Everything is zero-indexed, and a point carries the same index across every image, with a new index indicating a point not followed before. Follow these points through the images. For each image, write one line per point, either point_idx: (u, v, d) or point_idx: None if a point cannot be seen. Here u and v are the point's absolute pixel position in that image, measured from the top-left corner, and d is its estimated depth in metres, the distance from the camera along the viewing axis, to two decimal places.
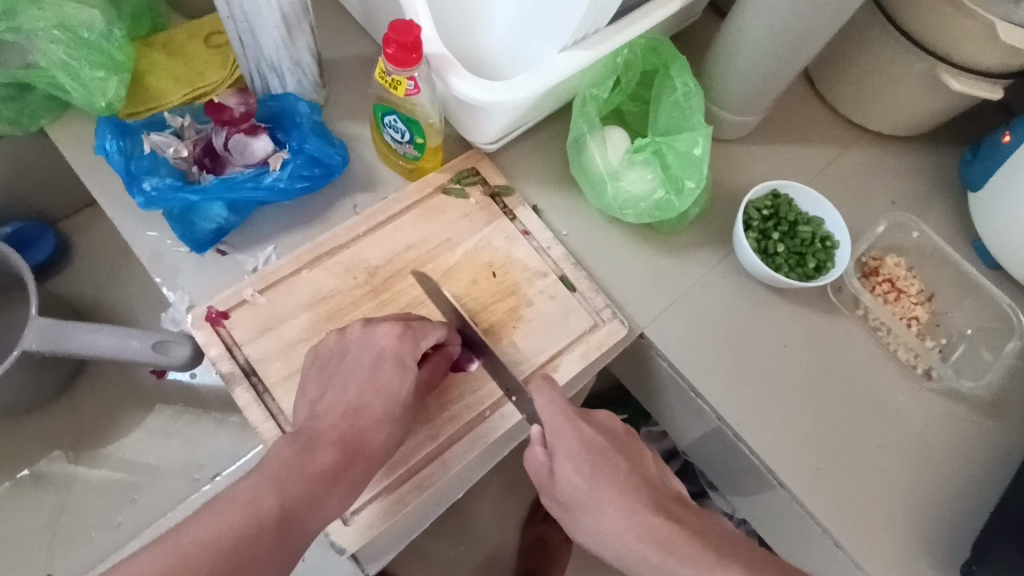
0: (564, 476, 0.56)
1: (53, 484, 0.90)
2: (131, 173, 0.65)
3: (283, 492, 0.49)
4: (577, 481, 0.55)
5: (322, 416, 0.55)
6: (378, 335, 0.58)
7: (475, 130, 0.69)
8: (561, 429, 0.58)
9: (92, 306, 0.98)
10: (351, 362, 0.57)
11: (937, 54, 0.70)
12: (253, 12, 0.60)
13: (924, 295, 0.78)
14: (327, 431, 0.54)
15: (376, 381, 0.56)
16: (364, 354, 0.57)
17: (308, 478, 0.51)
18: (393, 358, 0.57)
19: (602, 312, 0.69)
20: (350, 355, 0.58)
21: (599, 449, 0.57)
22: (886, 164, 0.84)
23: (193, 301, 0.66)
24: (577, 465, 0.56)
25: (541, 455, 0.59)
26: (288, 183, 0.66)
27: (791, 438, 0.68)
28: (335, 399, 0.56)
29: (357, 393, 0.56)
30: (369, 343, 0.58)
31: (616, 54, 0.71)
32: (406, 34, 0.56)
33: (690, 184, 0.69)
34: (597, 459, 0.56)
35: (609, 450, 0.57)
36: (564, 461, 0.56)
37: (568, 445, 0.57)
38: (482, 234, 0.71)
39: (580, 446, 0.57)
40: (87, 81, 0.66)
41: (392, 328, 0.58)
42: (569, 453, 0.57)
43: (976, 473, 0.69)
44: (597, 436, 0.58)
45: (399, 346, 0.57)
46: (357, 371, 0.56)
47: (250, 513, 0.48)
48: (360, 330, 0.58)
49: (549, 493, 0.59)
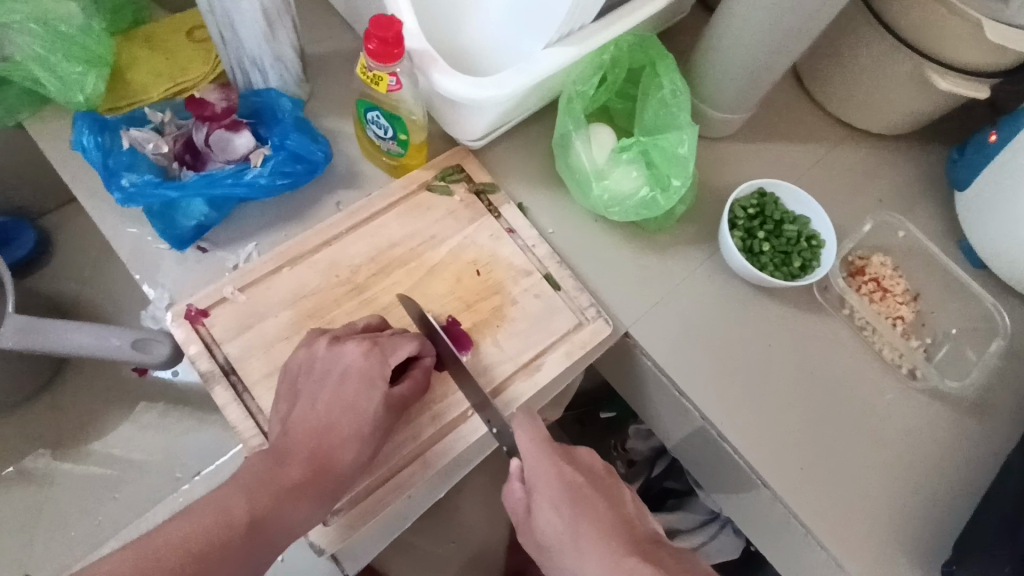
0: (543, 517, 0.55)
1: (34, 482, 0.89)
2: (110, 169, 0.64)
3: (253, 500, 0.50)
4: (557, 525, 0.54)
5: (297, 422, 0.55)
6: (345, 352, 0.56)
7: (459, 127, 0.68)
8: (542, 467, 0.57)
9: (74, 303, 0.97)
10: (317, 378, 0.56)
11: (924, 54, 0.70)
12: (233, 6, 0.59)
13: (910, 294, 0.77)
14: (301, 443, 0.54)
15: (343, 397, 0.55)
16: (331, 369, 0.56)
17: (276, 489, 0.51)
18: (359, 378, 0.55)
19: (586, 310, 0.69)
20: (316, 371, 0.56)
21: (580, 490, 0.56)
22: (873, 162, 0.84)
23: (173, 298, 0.65)
24: (556, 504, 0.55)
25: (520, 491, 0.59)
26: (269, 180, 0.65)
27: (774, 438, 0.68)
28: (305, 411, 0.55)
29: (327, 408, 0.55)
30: (336, 359, 0.56)
31: (602, 52, 0.70)
32: (387, 29, 0.55)
33: (676, 182, 0.69)
34: (576, 496, 0.55)
35: (590, 491, 0.57)
36: (543, 500, 0.56)
37: (550, 483, 0.56)
38: (467, 232, 0.70)
39: (559, 486, 0.56)
40: (65, 76, 0.65)
41: (358, 347, 0.56)
42: (548, 493, 0.56)
43: (959, 473, 0.69)
44: (577, 475, 0.57)
45: (366, 365, 0.56)
46: (325, 388, 0.55)
47: (219, 518, 0.49)
48: (326, 347, 0.57)
49: (528, 533, 0.58)
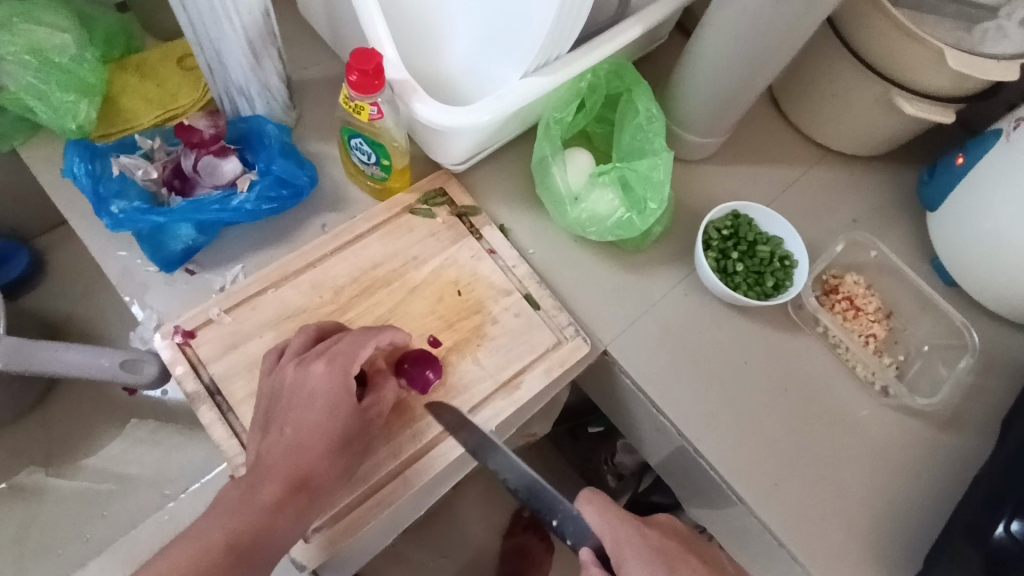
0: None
1: (25, 498, 0.90)
2: (99, 195, 0.66)
3: (229, 527, 0.53)
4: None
5: (268, 447, 0.56)
6: (309, 373, 0.57)
7: (440, 152, 0.70)
8: (627, 534, 0.55)
9: (66, 322, 0.99)
10: (286, 405, 0.57)
11: (891, 79, 0.73)
12: (220, 38, 0.62)
13: (882, 312, 0.79)
14: (274, 464, 0.55)
15: (309, 420, 0.56)
16: (297, 391, 0.57)
17: (249, 513, 0.53)
18: (325, 397, 0.57)
19: (565, 329, 0.70)
20: (286, 396, 0.58)
21: (672, 552, 0.55)
22: (847, 182, 0.86)
23: (160, 319, 0.67)
24: (655, 568, 0.52)
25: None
26: (256, 205, 0.67)
27: (748, 454, 0.70)
28: (275, 438, 0.57)
29: (296, 432, 0.56)
30: (300, 382, 0.57)
31: (580, 79, 0.72)
32: (367, 62, 0.58)
33: (652, 205, 0.71)
34: (673, 560, 0.54)
35: (683, 554, 0.55)
36: (637, 566, 0.53)
37: (638, 547, 0.54)
38: (449, 252, 0.72)
39: (651, 549, 0.54)
40: (58, 104, 0.67)
41: (320, 366, 0.57)
42: (639, 558, 0.53)
43: (930, 487, 0.71)
44: (666, 539, 0.56)
45: (330, 383, 0.57)
46: (293, 413, 0.57)
47: (199, 548, 0.51)
48: (293, 370, 0.58)
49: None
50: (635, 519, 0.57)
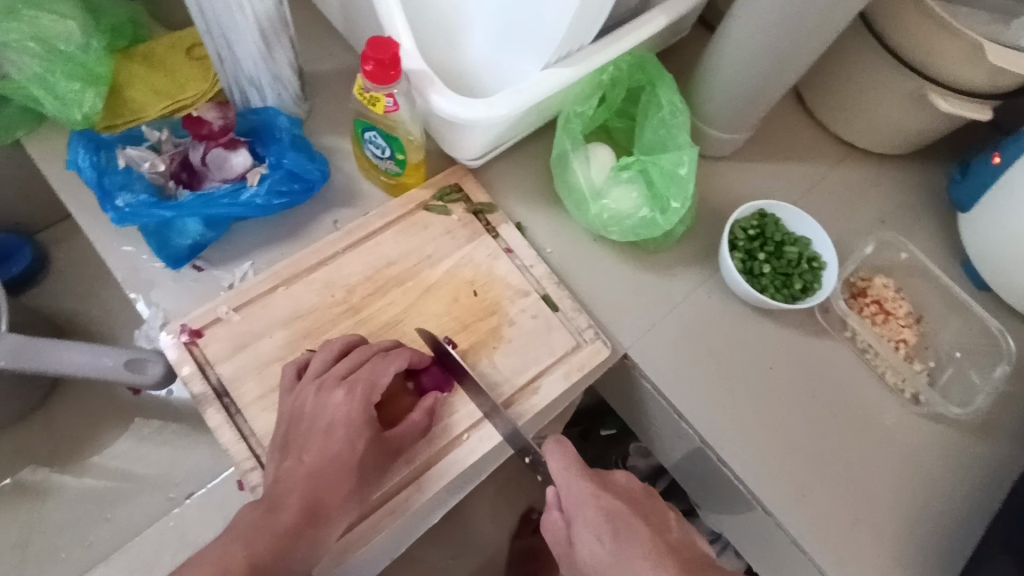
0: (584, 546, 0.56)
1: (29, 497, 0.88)
2: (105, 188, 0.63)
3: (250, 547, 0.51)
4: (601, 555, 0.54)
5: (287, 471, 0.55)
6: (329, 402, 0.56)
7: (457, 147, 0.68)
8: (583, 497, 0.57)
9: (71, 319, 0.97)
10: (305, 431, 0.56)
11: (925, 74, 0.69)
12: (230, 27, 0.59)
13: (913, 316, 0.76)
14: (292, 488, 0.54)
15: (328, 448, 0.55)
16: (319, 418, 0.56)
17: (271, 534, 0.52)
18: (345, 426, 0.56)
19: (585, 332, 0.68)
20: (305, 422, 0.57)
21: (620, 515, 0.56)
22: (875, 182, 0.83)
23: (167, 317, 0.65)
24: (598, 533, 0.55)
25: (558, 520, 0.60)
26: (266, 200, 0.65)
27: (774, 463, 0.67)
28: (294, 465, 0.55)
29: (315, 460, 0.55)
30: (322, 410, 0.56)
31: (601, 72, 0.70)
32: (384, 51, 0.55)
33: (676, 203, 0.68)
34: (618, 525, 0.55)
35: (632, 516, 0.57)
36: (585, 533, 0.56)
37: (587, 512, 0.56)
38: (464, 251, 0.70)
39: (601, 515, 0.56)
40: (62, 94, 0.65)
41: (340, 395, 0.57)
42: (588, 522, 0.56)
43: (963, 500, 0.68)
44: (616, 500, 0.57)
45: (349, 412, 0.56)
46: (313, 439, 0.56)
47: (219, 566, 0.50)
48: (313, 396, 0.57)
49: (571, 563, 0.59)
50: (588, 477, 0.58)
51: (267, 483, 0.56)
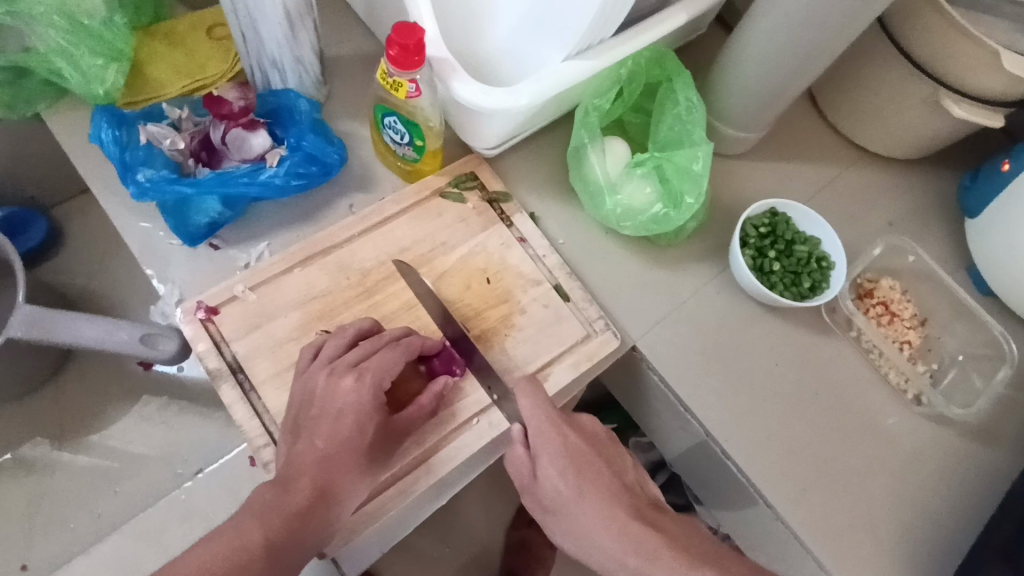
0: (548, 481, 0.59)
1: (35, 470, 0.89)
2: (126, 163, 0.64)
3: (267, 525, 0.52)
4: (562, 489, 0.58)
5: (299, 453, 0.56)
6: (339, 387, 0.56)
7: (475, 135, 0.68)
8: (549, 435, 0.59)
9: (82, 295, 0.97)
10: (316, 415, 0.57)
11: (939, 79, 0.70)
12: (256, 7, 0.60)
13: (918, 319, 0.77)
14: (304, 470, 0.55)
15: (338, 434, 0.56)
16: (328, 405, 0.56)
17: (288, 513, 0.53)
18: (355, 412, 0.56)
19: (595, 322, 0.69)
20: (316, 406, 0.57)
21: (581, 455, 0.59)
22: (884, 185, 0.84)
23: (183, 294, 0.65)
24: (560, 468, 0.58)
25: (523, 456, 0.60)
26: (284, 180, 0.65)
27: (778, 458, 0.68)
28: (306, 447, 0.56)
29: (326, 445, 0.55)
30: (331, 396, 0.56)
31: (620, 65, 0.70)
32: (409, 36, 0.55)
33: (689, 199, 0.69)
34: (580, 466, 0.59)
35: (591, 457, 0.60)
36: (548, 467, 0.59)
37: (553, 451, 0.59)
38: (478, 239, 0.70)
39: (563, 452, 0.59)
40: (85, 69, 0.65)
41: (349, 382, 0.56)
42: (552, 457, 0.59)
43: (960, 500, 0.69)
44: (579, 441, 0.60)
45: (359, 398, 0.56)
46: (324, 424, 0.56)
47: (237, 544, 0.51)
48: (324, 381, 0.57)
49: (531, 496, 0.60)
50: (559, 422, 0.60)
51: (279, 464, 0.57)
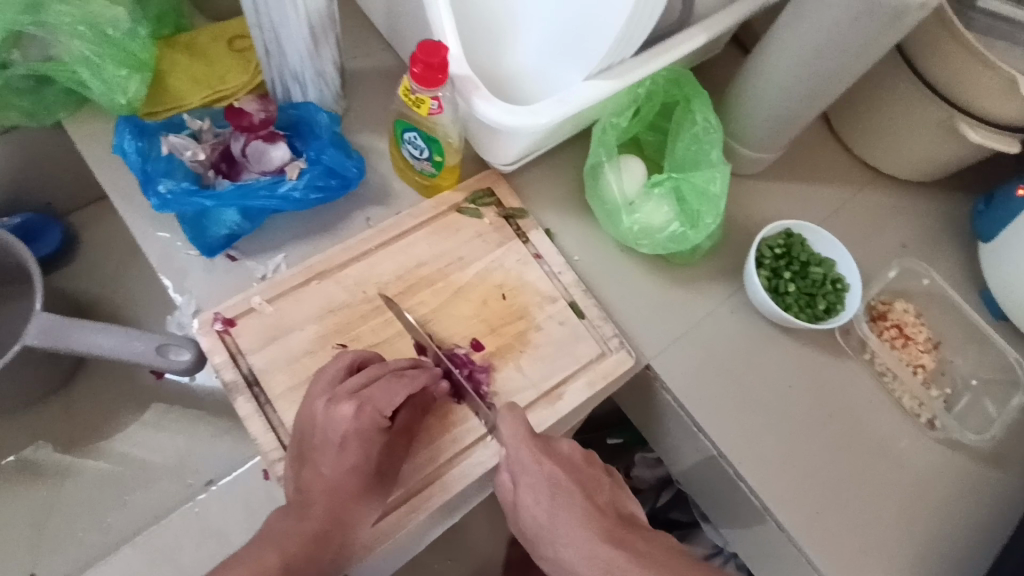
0: (526, 508, 0.58)
1: (41, 476, 0.89)
2: (148, 174, 0.64)
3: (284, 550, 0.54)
4: (538, 516, 0.57)
5: (308, 479, 0.57)
6: (337, 416, 0.56)
7: (494, 152, 0.68)
8: (524, 461, 0.58)
9: (95, 301, 0.97)
10: (318, 443, 0.57)
11: (955, 104, 0.70)
12: (282, 23, 0.60)
13: (931, 342, 0.77)
14: (317, 497, 0.56)
15: (345, 460, 0.57)
16: (329, 433, 0.56)
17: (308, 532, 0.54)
18: (357, 438, 0.57)
19: (610, 341, 0.69)
20: (317, 436, 0.57)
21: (558, 480, 0.58)
22: (897, 207, 0.84)
23: (199, 306, 0.65)
24: (537, 499, 0.57)
25: (507, 482, 0.60)
26: (304, 194, 0.66)
27: (792, 482, 0.68)
28: (313, 476, 0.57)
29: (331, 473, 0.56)
30: (331, 424, 0.56)
31: (638, 85, 0.71)
32: (433, 54, 0.56)
33: (706, 219, 0.69)
34: (555, 492, 0.57)
35: (568, 482, 0.58)
36: (528, 492, 0.58)
37: (531, 479, 0.58)
38: (494, 255, 0.70)
39: (542, 480, 0.57)
40: (108, 79, 0.66)
41: (348, 410, 0.56)
42: (530, 486, 0.57)
43: (974, 526, 0.69)
44: (557, 469, 0.58)
45: (358, 425, 0.57)
46: (326, 453, 0.57)
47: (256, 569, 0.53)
48: (323, 409, 0.57)
49: (513, 520, 0.60)
50: (534, 444, 0.58)
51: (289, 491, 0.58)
